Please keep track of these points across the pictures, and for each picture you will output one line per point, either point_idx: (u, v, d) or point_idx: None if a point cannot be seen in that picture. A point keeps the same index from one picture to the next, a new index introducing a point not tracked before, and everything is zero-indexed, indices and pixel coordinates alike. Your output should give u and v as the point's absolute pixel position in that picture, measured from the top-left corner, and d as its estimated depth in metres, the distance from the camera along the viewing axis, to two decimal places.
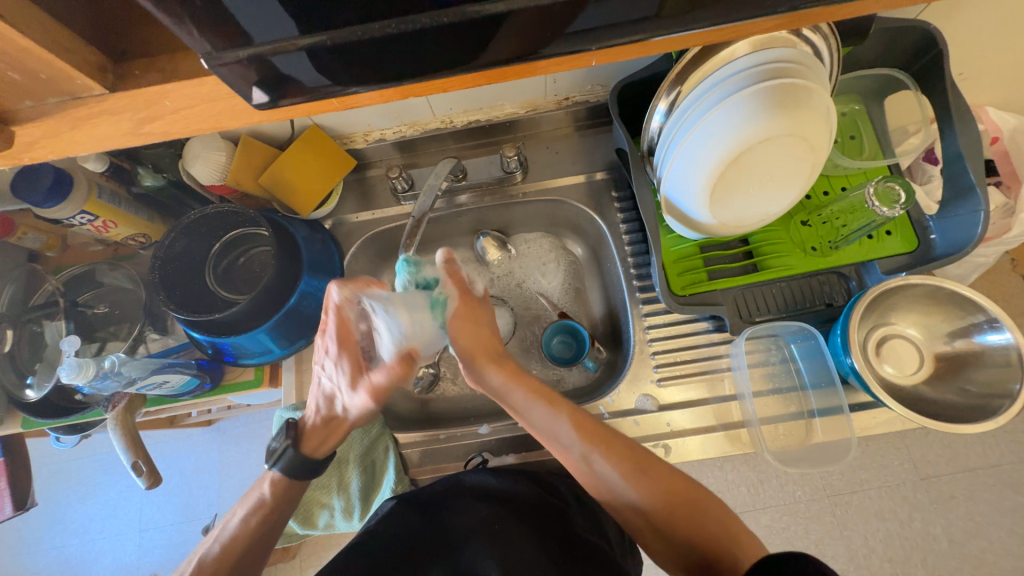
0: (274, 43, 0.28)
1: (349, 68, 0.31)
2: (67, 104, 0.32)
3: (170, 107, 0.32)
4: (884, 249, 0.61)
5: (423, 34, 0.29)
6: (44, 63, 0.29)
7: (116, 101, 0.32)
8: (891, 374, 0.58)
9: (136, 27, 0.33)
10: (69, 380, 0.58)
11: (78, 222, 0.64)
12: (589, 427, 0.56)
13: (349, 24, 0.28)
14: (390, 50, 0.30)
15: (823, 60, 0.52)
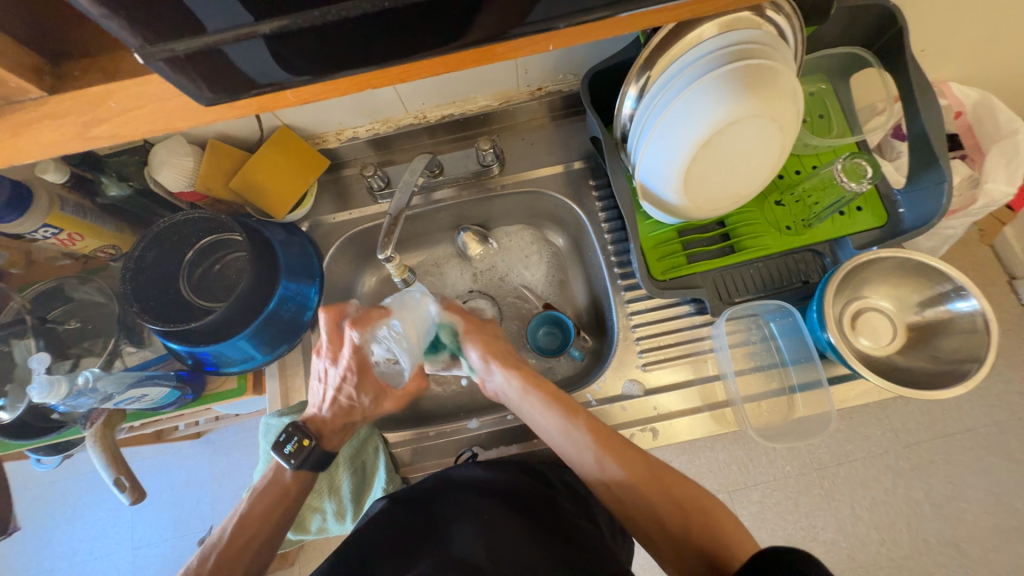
0: (231, 31, 0.27)
1: (302, 56, 0.30)
2: (4, 110, 0.30)
3: (116, 108, 0.31)
4: (855, 224, 0.63)
5: (375, 17, 0.28)
6: None
7: (58, 104, 0.30)
8: (866, 346, 0.60)
9: (79, 27, 0.31)
10: (41, 399, 0.56)
11: (42, 236, 0.62)
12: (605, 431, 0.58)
13: (295, 10, 0.27)
14: (341, 35, 0.29)
15: (788, 40, 0.53)
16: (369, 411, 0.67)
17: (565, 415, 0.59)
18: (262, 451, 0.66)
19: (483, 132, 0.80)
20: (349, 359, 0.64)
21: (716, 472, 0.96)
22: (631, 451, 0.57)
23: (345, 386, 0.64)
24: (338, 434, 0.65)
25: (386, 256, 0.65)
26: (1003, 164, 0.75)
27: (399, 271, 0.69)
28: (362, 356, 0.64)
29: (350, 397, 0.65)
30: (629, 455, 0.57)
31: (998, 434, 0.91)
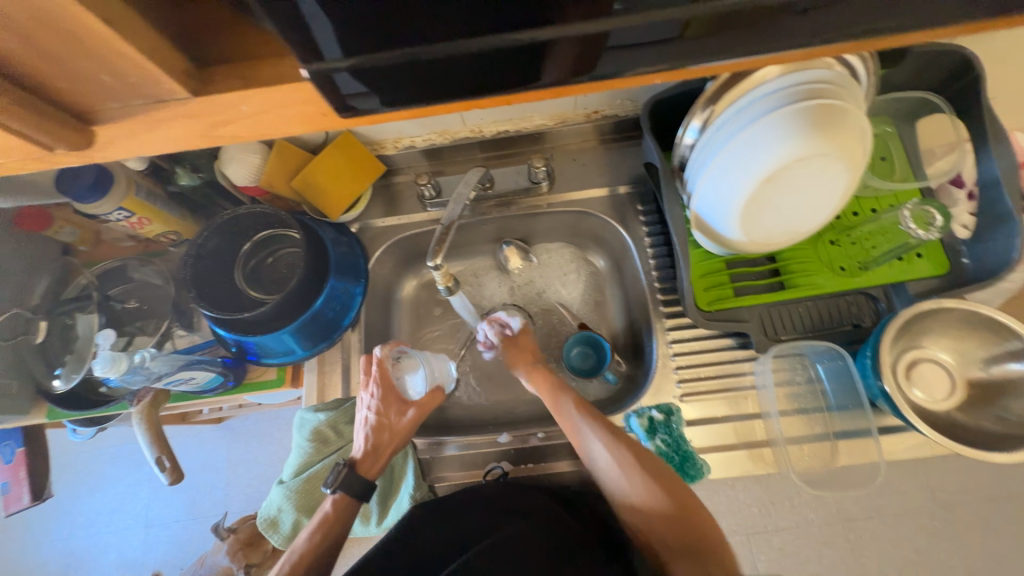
0: (339, 61, 0.28)
1: (414, 85, 0.31)
2: (151, 108, 0.31)
3: (248, 112, 0.32)
4: (914, 271, 0.61)
5: (502, 54, 0.30)
6: (138, 67, 0.28)
7: (199, 106, 0.31)
8: (920, 399, 0.58)
9: (218, 33, 0.32)
10: (102, 373, 0.58)
11: (115, 219, 0.65)
12: (641, 454, 0.58)
13: (426, 41, 0.29)
14: (460, 64, 0.30)
15: (859, 80, 0.53)
16: (397, 426, 0.66)
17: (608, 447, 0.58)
18: (293, 444, 0.67)
19: (535, 150, 0.81)
20: (376, 373, 0.66)
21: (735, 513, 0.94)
22: (647, 456, 0.58)
23: (373, 403, 0.65)
24: (372, 453, 0.64)
25: (433, 263, 0.66)
26: None
27: (444, 278, 0.70)
28: (386, 369, 0.67)
29: (379, 415, 0.65)
30: (645, 457, 0.58)
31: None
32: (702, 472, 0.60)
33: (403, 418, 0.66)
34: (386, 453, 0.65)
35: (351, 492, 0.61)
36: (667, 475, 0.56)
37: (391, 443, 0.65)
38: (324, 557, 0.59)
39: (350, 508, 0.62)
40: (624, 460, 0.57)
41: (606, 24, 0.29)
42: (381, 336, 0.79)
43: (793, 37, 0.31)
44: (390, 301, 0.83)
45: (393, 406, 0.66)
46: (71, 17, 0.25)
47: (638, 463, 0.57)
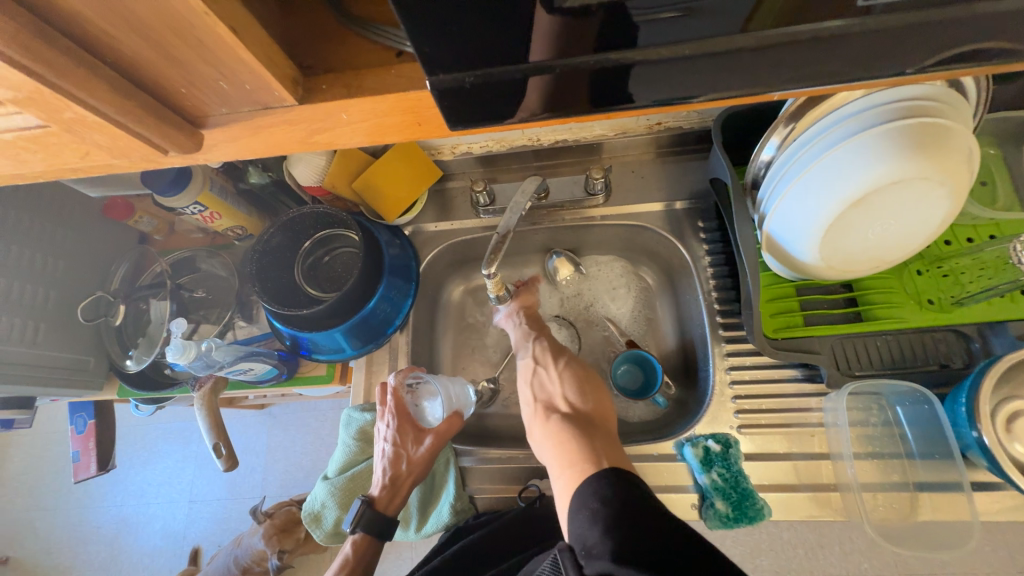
0: (446, 77, 0.28)
1: (513, 106, 0.30)
2: (258, 114, 0.32)
3: (347, 120, 0.32)
4: (1018, 310, 0.54)
5: (609, 74, 0.28)
6: (252, 73, 0.29)
7: (301, 113, 0.31)
8: (1022, 454, 0.51)
9: (322, 43, 0.33)
10: (172, 359, 0.62)
11: (190, 212, 0.69)
12: (587, 380, 0.66)
13: (505, 64, 0.27)
14: (568, 82, 0.28)
15: (968, 98, 0.48)
16: (415, 456, 0.65)
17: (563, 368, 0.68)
18: (340, 441, 0.69)
19: (593, 161, 0.80)
20: (391, 403, 0.66)
21: (779, 554, 0.90)
22: (598, 388, 0.66)
23: (390, 434, 0.65)
24: (392, 488, 0.64)
25: (488, 271, 0.66)
26: None
27: (496, 287, 0.69)
28: (401, 398, 0.66)
29: (396, 446, 0.65)
30: (595, 387, 0.66)
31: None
32: (762, 514, 0.56)
33: (421, 447, 0.65)
34: (405, 486, 0.65)
35: (370, 530, 0.62)
36: (590, 373, 0.67)
37: (410, 474, 0.64)
38: None
39: (370, 546, 0.64)
40: (557, 356, 0.69)
41: (731, 42, 0.27)
42: (426, 339, 0.80)
43: (920, 62, 0.27)
44: (437, 305, 0.84)
45: (410, 436, 0.65)
46: (202, 25, 0.25)
47: (568, 359, 0.68)
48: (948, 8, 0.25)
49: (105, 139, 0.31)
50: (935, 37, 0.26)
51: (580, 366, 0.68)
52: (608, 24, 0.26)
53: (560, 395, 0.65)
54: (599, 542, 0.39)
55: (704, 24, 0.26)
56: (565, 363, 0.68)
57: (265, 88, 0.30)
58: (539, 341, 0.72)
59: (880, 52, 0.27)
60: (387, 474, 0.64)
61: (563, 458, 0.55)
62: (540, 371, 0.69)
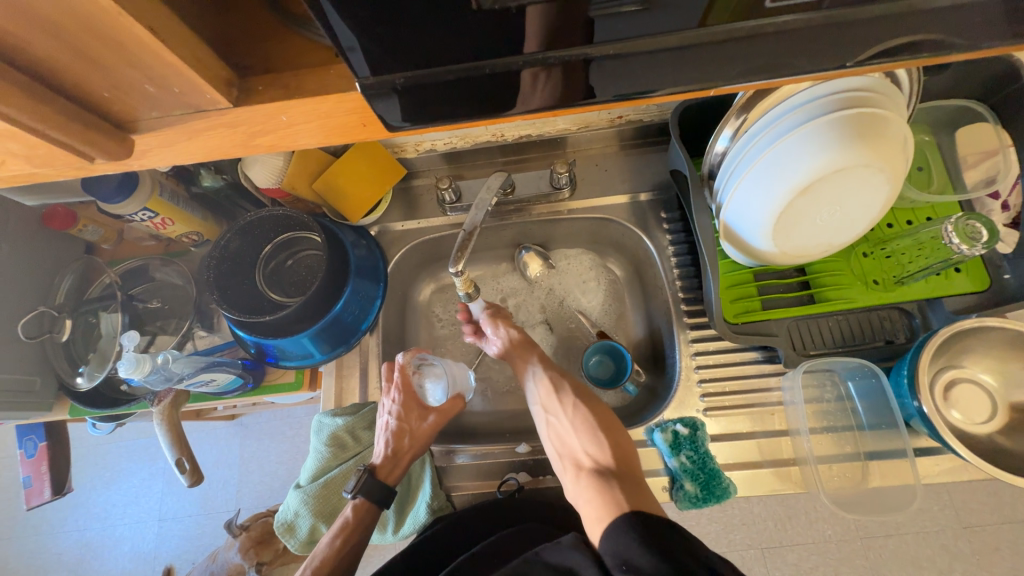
0: (379, 78, 0.28)
1: (454, 107, 0.30)
2: (191, 118, 0.30)
3: (287, 122, 0.31)
4: (952, 287, 0.59)
5: (544, 71, 0.28)
6: (179, 75, 0.27)
7: (237, 115, 0.30)
8: (958, 420, 0.55)
9: (258, 42, 0.32)
10: (125, 374, 0.59)
11: (138, 219, 0.65)
12: (604, 422, 0.61)
13: (456, 62, 0.28)
14: (502, 83, 0.29)
15: (902, 89, 0.51)
16: (418, 430, 0.66)
17: (575, 410, 0.63)
18: (310, 449, 0.67)
19: (557, 155, 0.80)
20: (398, 380, 0.67)
21: (751, 527, 0.94)
22: (617, 428, 0.61)
23: (394, 409, 0.66)
24: (394, 460, 0.65)
25: (455, 269, 0.65)
26: None
27: (464, 285, 0.69)
28: (408, 377, 0.67)
29: (401, 422, 0.66)
30: (613, 428, 0.61)
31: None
32: (728, 491, 0.59)
33: (424, 422, 0.67)
34: (405, 460, 0.66)
35: (372, 498, 0.62)
36: (604, 415, 0.62)
37: (411, 448, 0.66)
38: (341, 562, 0.59)
39: (370, 516, 0.62)
40: (563, 400, 0.64)
41: (664, 42, 0.28)
42: (398, 340, 0.79)
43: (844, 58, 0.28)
44: (407, 305, 0.83)
45: (415, 412, 0.66)
46: (118, 25, 0.24)
47: (576, 400, 0.64)
48: (862, 8, 0.26)
49: (24, 146, 0.29)
50: (858, 35, 0.27)
51: (595, 407, 0.63)
52: (553, 21, 0.26)
53: (581, 447, 0.60)
54: (640, 556, 0.41)
55: (635, 20, 0.26)
56: (573, 406, 0.63)
57: (196, 90, 0.29)
58: (542, 385, 0.67)
59: (805, 49, 0.28)
60: (392, 447, 0.65)
61: (596, 521, 0.50)
62: (552, 416, 0.64)
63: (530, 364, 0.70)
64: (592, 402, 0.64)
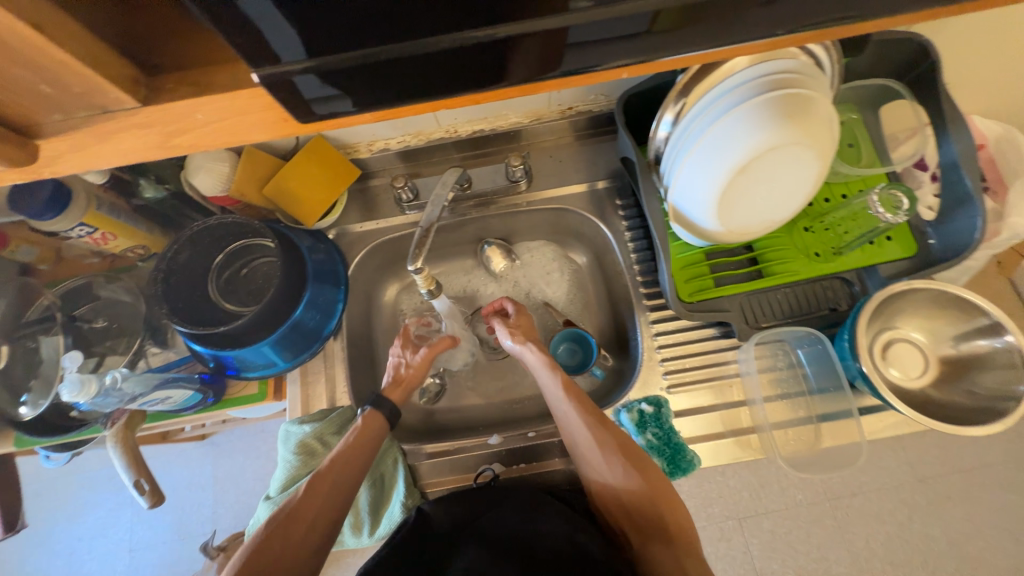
0: (302, 63, 0.28)
1: (377, 90, 0.30)
2: (96, 118, 0.31)
3: (202, 120, 0.31)
4: (886, 254, 0.63)
5: (469, 54, 0.29)
6: (81, 75, 0.28)
7: (146, 114, 0.31)
8: (896, 377, 0.60)
9: (169, 41, 0.32)
10: (70, 398, 0.56)
11: (77, 234, 0.62)
12: (659, 488, 0.55)
13: (388, 43, 0.28)
14: (426, 65, 0.29)
15: (824, 70, 0.54)
16: (415, 360, 0.70)
17: (626, 477, 0.55)
18: (280, 459, 0.65)
19: (511, 149, 0.81)
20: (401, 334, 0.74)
21: None
22: (672, 492, 0.55)
23: (394, 351, 0.72)
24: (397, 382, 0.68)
25: (414, 267, 0.65)
26: None
27: (426, 282, 0.69)
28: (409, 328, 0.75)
29: (399, 356, 0.71)
30: (668, 493, 0.55)
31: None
32: (694, 463, 0.61)
33: (418, 354, 0.71)
34: (409, 385, 0.68)
35: (383, 407, 0.63)
36: (659, 482, 0.55)
37: (411, 374, 0.69)
38: (359, 458, 0.59)
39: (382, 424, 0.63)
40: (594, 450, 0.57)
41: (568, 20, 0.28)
42: (364, 342, 0.78)
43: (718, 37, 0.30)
44: (372, 308, 0.82)
45: (410, 349, 0.72)
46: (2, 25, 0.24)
47: (625, 464, 0.56)
48: None
49: None
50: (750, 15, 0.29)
51: (649, 471, 0.55)
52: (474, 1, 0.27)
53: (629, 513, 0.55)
54: None
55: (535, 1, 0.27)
56: (622, 471, 0.56)
57: (98, 90, 0.30)
58: (583, 436, 0.58)
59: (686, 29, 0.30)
60: (396, 376, 0.69)
61: None
62: (597, 475, 0.57)
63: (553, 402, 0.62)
64: (645, 462, 0.56)
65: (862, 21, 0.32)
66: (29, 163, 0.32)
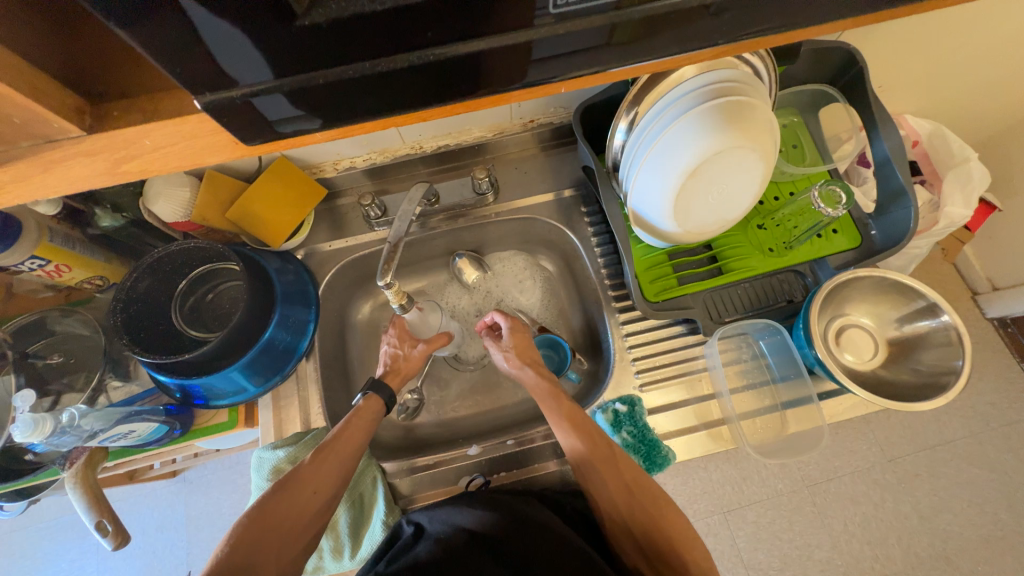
0: (261, 85, 0.27)
1: (337, 105, 0.29)
2: (40, 148, 0.31)
3: (151, 146, 0.31)
4: (833, 245, 0.67)
5: (432, 71, 0.28)
6: (21, 107, 0.28)
7: (92, 143, 0.31)
8: (851, 361, 0.63)
9: (118, 71, 0.32)
10: (23, 439, 0.53)
11: (27, 268, 0.60)
12: (665, 508, 0.53)
13: (339, 63, 0.27)
14: (387, 84, 0.28)
15: (762, 79, 0.58)
16: (411, 356, 0.72)
17: (628, 499, 0.54)
18: (253, 487, 0.63)
19: (477, 162, 0.83)
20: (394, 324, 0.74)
21: None
22: (679, 515, 0.53)
23: (391, 340, 0.73)
24: (393, 371, 0.70)
25: (385, 282, 0.65)
26: (958, 190, 0.77)
27: (397, 297, 0.69)
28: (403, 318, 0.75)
29: (395, 347, 0.72)
30: (675, 516, 0.53)
31: (988, 447, 0.80)
32: (668, 458, 0.63)
33: (415, 350, 0.72)
34: (402, 377, 0.70)
35: (384, 394, 0.65)
36: (664, 503, 0.53)
37: (406, 370, 0.70)
38: (346, 455, 0.59)
39: (374, 418, 0.64)
40: (596, 475, 0.56)
41: (519, 37, 0.27)
42: (338, 361, 0.77)
43: (657, 53, 0.31)
44: (345, 326, 0.81)
45: (407, 342, 0.73)
46: None
47: (629, 485, 0.55)
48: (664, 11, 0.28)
49: None
50: (688, 33, 0.30)
51: (653, 492, 0.54)
52: (432, 22, 0.26)
53: (637, 538, 0.53)
54: None
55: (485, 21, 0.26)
56: (625, 492, 0.54)
57: (41, 120, 0.29)
58: (583, 457, 0.57)
59: (623, 48, 0.30)
60: (392, 365, 0.70)
61: None
62: (602, 498, 0.56)
63: (551, 423, 0.60)
64: (647, 480, 0.55)
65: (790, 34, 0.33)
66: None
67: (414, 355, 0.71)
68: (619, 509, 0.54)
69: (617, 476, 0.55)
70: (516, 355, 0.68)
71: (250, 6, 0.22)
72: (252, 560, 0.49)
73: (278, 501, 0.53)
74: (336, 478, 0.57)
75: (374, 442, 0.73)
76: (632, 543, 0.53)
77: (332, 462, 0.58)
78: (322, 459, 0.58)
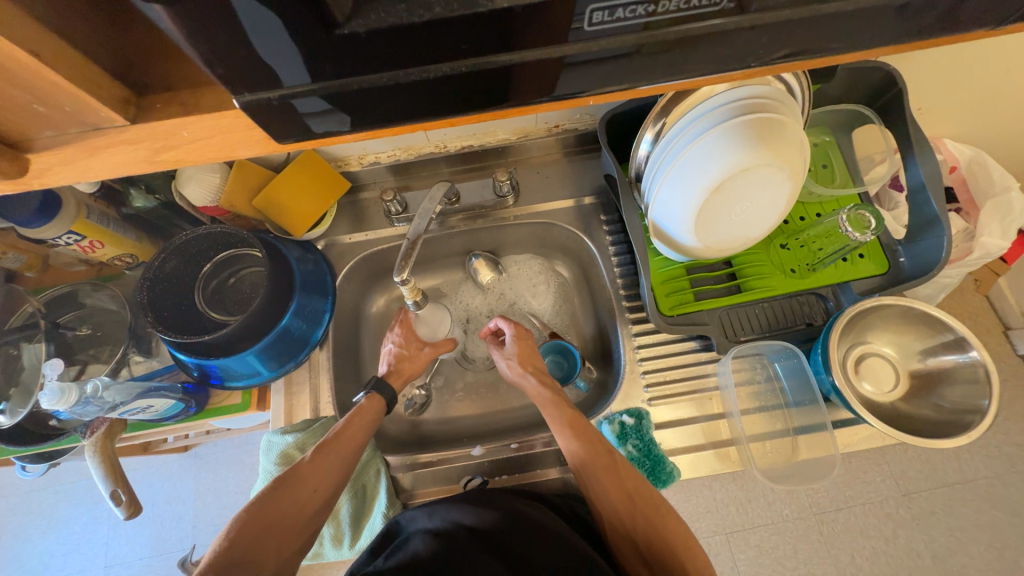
0: (301, 87, 0.27)
1: (370, 109, 0.30)
2: (87, 134, 0.32)
3: (188, 137, 0.32)
4: (858, 270, 0.65)
5: (463, 81, 0.28)
6: (73, 96, 0.30)
7: (135, 131, 0.32)
8: (869, 391, 0.61)
9: (161, 63, 0.34)
10: (48, 405, 0.55)
11: (64, 242, 0.62)
12: (668, 521, 0.52)
13: (374, 71, 0.27)
14: (421, 91, 0.29)
15: (795, 96, 0.57)
16: (417, 356, 0.73)
17: (628, 507, 0.54)
18: (260, 470, 0.65)
19: (499, 164, 0.83)
20: (400, 323, 0.75)
21: None
22: (684, 530, 0.52)
23: (395, 339, 0.73)
24: (399, 369, 0.71)
25: (401, 278, 0.66)
26: (996, 220, 0.74)
27: (411, 293, 0.70)
28: (409, 317, 0.75)
29: (400, 346, 0.72)
30: (679, 529, 0.52)
31: (1011, 490, 0.77)
32: (673, 475, 0.62)
33: (421, 351, 0.73)
34: (405, 376, 0.71)
35: (386, 393, 0.66)
36: (666, 515, 0.53)
37: (411, 369, 0.71)
38: (347, 448, 0.60)
39: (376, 415, 0.65)
40: (599, 485, 0.56)
41: (551, 52, 0.28)
42: (350, 352, 0.79)
43: (687, 71, 0.30)
44: (359, 318, 0.83)
45: (413, 342, 0.74)
46: None
47: (630, 495, 0.54)
48: (695, 35, 0.28)
49: None
50: (719, 55, 0.29)
51: (655, 505, 0.53)
52: (468, 36, 0.26)
53: (639, 547, 0.52)
54: None
55: (519, 36, 0.26)
56: (626, 502, 0.54)
57: (89, 109, 0.31)
58: (583, 466, 0.57)
59: (654, 65, 0.30)
60: (396, 364, 0.71)
61: None
62: (603, 507, 0.55)
63: (553, 430, 0.61)
64: (649, 491, 0.55)
65: (825, 58, 0.32)
66: (18, 176, 0.33)
67: (421, 356, 0.73)
68: (620, 518, 0.54)
69: (618, 485, 0.55)
70: (518, 360, 0.68)
71: (293, 13, 0.23)
72: (251, 555, 0.50)
73: (278, 498, 0.55)
74: (336, 470, 0.59)
75: (380, 434, 0.74)
76: (635, 552, 0.52)
77: (333, 455, 0.59)
78: (324, 450, 0.59)
